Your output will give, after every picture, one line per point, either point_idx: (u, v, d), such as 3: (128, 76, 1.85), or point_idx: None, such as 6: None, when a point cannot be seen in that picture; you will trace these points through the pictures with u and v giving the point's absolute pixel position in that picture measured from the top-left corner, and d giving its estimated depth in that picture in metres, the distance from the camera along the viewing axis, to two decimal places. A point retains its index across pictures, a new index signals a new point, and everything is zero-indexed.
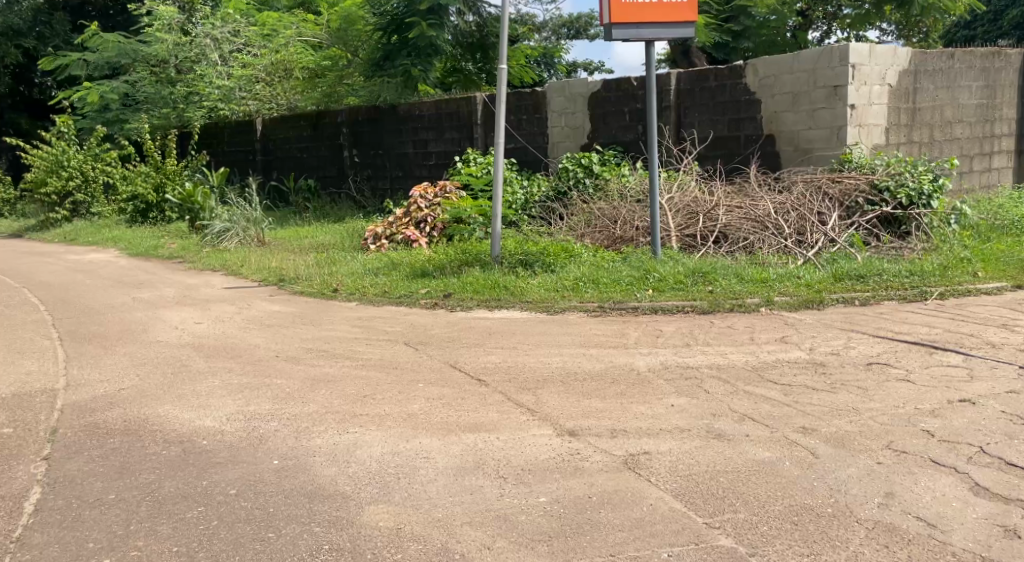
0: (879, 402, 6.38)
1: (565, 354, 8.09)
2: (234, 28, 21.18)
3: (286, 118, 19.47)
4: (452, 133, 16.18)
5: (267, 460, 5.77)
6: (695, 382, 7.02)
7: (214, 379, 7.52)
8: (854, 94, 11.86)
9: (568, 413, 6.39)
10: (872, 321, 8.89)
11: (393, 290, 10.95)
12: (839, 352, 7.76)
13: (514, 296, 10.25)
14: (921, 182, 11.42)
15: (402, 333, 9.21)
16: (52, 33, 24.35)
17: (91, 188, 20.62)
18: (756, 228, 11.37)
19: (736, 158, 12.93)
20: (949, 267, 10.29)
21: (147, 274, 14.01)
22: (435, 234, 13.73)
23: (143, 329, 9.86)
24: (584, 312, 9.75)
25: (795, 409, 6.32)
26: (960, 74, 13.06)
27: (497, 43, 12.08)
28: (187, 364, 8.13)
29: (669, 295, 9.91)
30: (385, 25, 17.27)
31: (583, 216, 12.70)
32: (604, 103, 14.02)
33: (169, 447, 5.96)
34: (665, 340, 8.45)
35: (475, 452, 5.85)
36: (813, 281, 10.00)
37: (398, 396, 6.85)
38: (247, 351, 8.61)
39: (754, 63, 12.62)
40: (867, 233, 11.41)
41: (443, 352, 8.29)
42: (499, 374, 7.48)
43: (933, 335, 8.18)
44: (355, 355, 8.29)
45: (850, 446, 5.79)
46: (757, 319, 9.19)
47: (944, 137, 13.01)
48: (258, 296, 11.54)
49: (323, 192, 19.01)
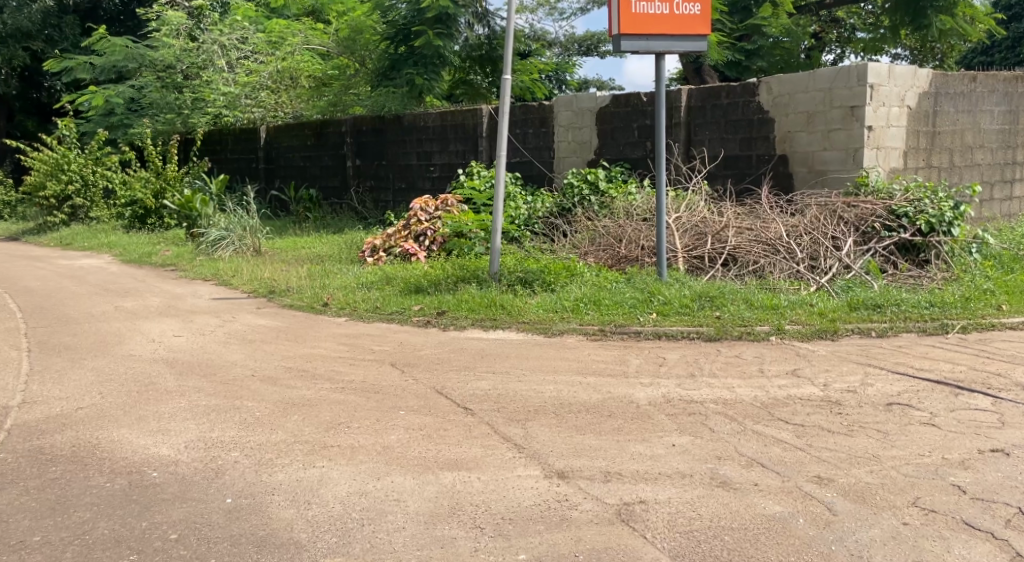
0: (901, 449, 5.80)
1: (560, 382, 7.52)
2: (242, 36, 20.99)
3: (289, 127, 18.96)
4: (457, 145, 15.66)
5: (220, 498, 5.23)
6: (698, 418, 6.45)
7: (181, 400, 6.97)
8: (871, 115, 11.30)
9: (559, 451, 5.83)
10: (890, 356, 8.35)
11: (385, 306, 10.39)
12: (856, 390, 7.18)
13: (512, 316, 9.70)
14: (941, 208, 10.87)
15: (391, 353, 8.66)
16: (60, 36, 23.91)
17: (90, 192, 20.11)
18: (767, 251, 10.82)
19: (747, 178, 12.39)
20: (971, 298, 9.73)
21: (135, 282, 13.46)
22: (434, 248, 13.14)
23: (119, 341, 9.31)
24: (583, 336, 9.22)
25: (809, 454, 5.75)
26: (981, 98, 12.50)
27: (504, 53, 11.21)
28: (156, 382, 7.58)
29: (674, 319, 9.36)
30: (392, 35, 16.85)
31: (587, 234, 12.17)
32: (611, 118, 13.50)
33: (114, 479, 5.42)
34: (668, 370, 7.88)
35: (453, 495, 5.30)
36: (827, 309, 9.43)
37: (375, 426, 6.27)
38: (223, 369, 8.07)
39: (767, 81, 12.09)
40: (883, 260, 10.85)
41: (431, 376, 7.72)
42: (488, 402, 6.92)
43: (958, 375, 7.62)
44: (337, 376, 7.74)
45: (872, 502, 5.22)
46: (767, 349, 8.65)
47: (965, 162, 12.44)
48: (245, 308, 11.01)
49: (325, 202, 18.46)
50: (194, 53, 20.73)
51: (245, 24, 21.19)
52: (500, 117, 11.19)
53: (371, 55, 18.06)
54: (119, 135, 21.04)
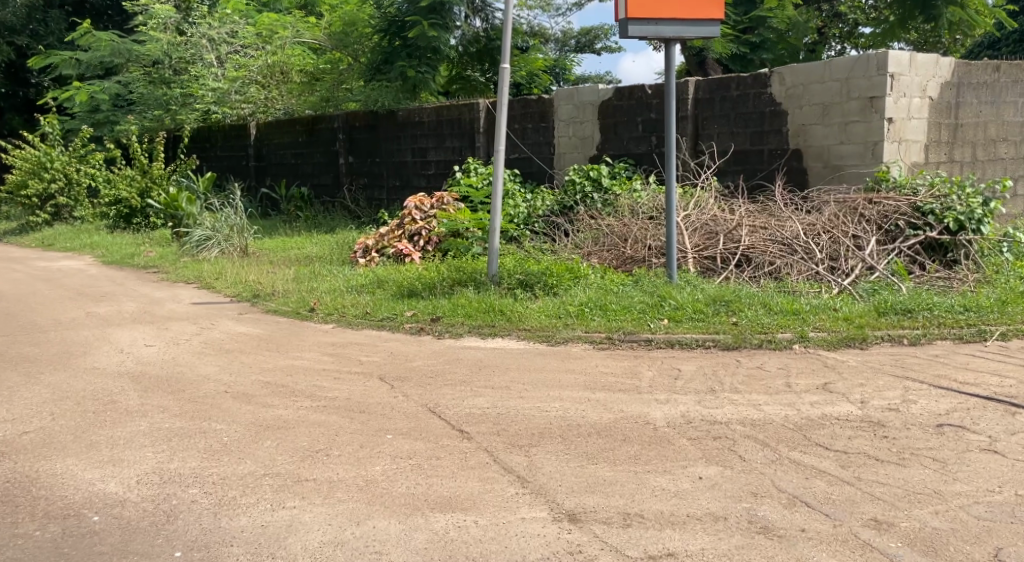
0: (967, 484, 5.12)
1: (566, 399, 6.74)
2: (231, 29, 19.73)
3: (280, 123, 18.21)
4: (452, 142, 14.90)
5: (167, 552, 4.53)
6: (726, 444, 5.71)
7: (141, 422, 5.98)
8: (892, 106, 10.52)
9: (568, 486, 5.08)
10: (927, 366, 7.61)
11: (375, 311, 9.63)
12: (898, 409, 6.43)
13: (511, 322, 8.93)
14: (970, 204, 10.09)
15: (380, 364, 7.88)
16: (46, 32, 22.99)
17: (74, 190, 19.31)
18: (783, 251, 10.06)
19: (759, 174, 11.58)
20: (1008, 301, 8.97)
21: (113, 285, 12.62)
22: (429, 248, 12.39)
23: (84, 348, 8.44)
24: (588, 344, 8.47)
25: (859, 490, 5.05)
26: (1006, 88, 11.60)
27: (502, 43, 10.32)
28: (116, 400, 6.52)
29: (687, 326, 8.58)
30: (384, 27, 15.98)
31: (590, 233, 11.41)
32: (615, 112, 12.72)
33: (46, 527, 4.71)
34: (685, 385, 7.09)
35: (446, 545, 4.58)
36: (853, 314, 8.66)
37: (358, 453, 5.48)
38: (192, 380, 7.21)
39: (779, 71, 11.28)
40: (909, 260, 10.10)
41: (423, 392, 6.93)
42: (486, 424, 6.12)
43: (1009, 391, 6.88)
44: (319, 392, 6.93)
45: (943, 554, 4.54)
46: (791, 359, 7.88)
47: (987, 157, 11.57)
48: (226, 315, 10.18)
49: (316, 200, 17.69)
50: (182, 48, 19.60)
51: (236, 17, 19.96)
52: (499, 106, 10.31)
53: (363, 48, 17.25)
54: (106, 132, 20.34)
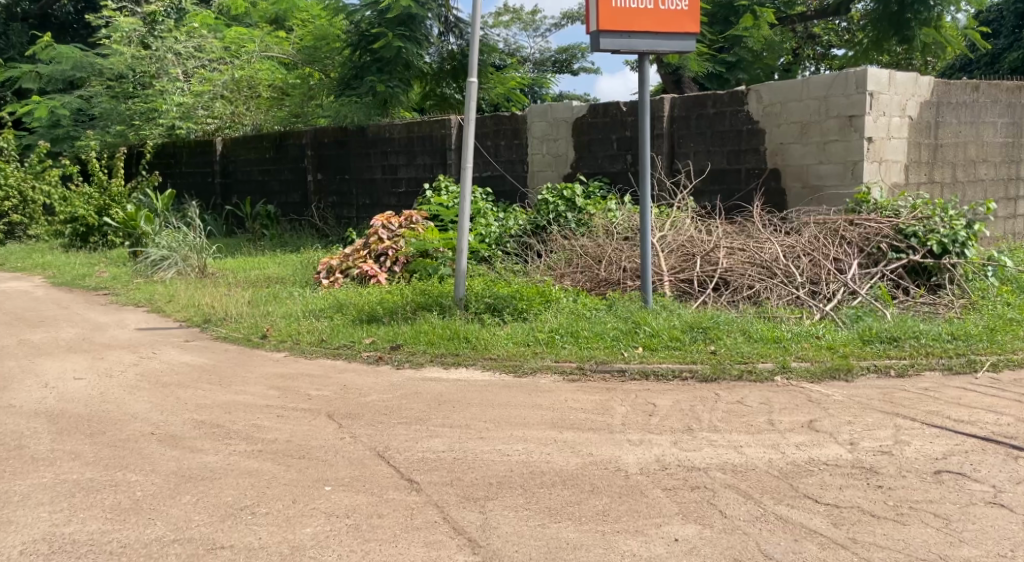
0: (974, 547, 4.71)
1: (530, 441, 6.12)
2: (199, 43, 19.09)
3: (246, 139, 17.48)
4: (422, 159, 14.34)
5: None
6: (704, 496, 5.16)
7: (46, 473, 5.38)
8: (872, 125, 10.03)
9: (525, 553, 4.63)
10: (918, 401, 7.03)
11: (332, 337, 8.99)
12: (892, 452, 5.87)
13: (477, 351, 8.32)
14: (954, 226, 9.55)
15: (330, 398, 7.22)
16: (6, 44, 21.90)
17: (29, 208, 18.52)
18: (762, 274, 9.51)
19: (737, 194, 11.03)
20: (997, 329, 8.43)
21: (56, 308, 11.81)
22: (395, 269, 11.75)
23: (5, 383, 7.71)
24: (556, 375, 7.84)
25: (854, 557, 4.63)
26: (984, 108, 11.11)
27: (469, 56, 9.66)
28: (24, 446, 5.86)
29: (663, 355, 7.99)
30: (355, 41, 15.27)
31: (563, 254, 10.82)
32: (589, 129, 12.18)
33: None
34: (659, 423, 6.48)
35: None
36: (836, 343, 8.10)
37: (290, 511, 4.96)
38: (118, 419, 6.53)
39: (757, 89, 10.77)
40: (893, 285, 9.53)
41: (373, 433, 6.27)
42: (439, 472, 5.50)
43: (1008, 431, 6.34)
44: (259, 432, 6.27)
45: None
46: (773, 393, 7.29)
47: (967, 178, 11.06)
48: (169, 342, 9.48)
49: (283, 218, 16.93)
50: (147, 61, 18.66)
51: (204, 32, 19.34)
52: (466, 122, 9.64)
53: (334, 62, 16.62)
54: (65, 148, 19.48)
